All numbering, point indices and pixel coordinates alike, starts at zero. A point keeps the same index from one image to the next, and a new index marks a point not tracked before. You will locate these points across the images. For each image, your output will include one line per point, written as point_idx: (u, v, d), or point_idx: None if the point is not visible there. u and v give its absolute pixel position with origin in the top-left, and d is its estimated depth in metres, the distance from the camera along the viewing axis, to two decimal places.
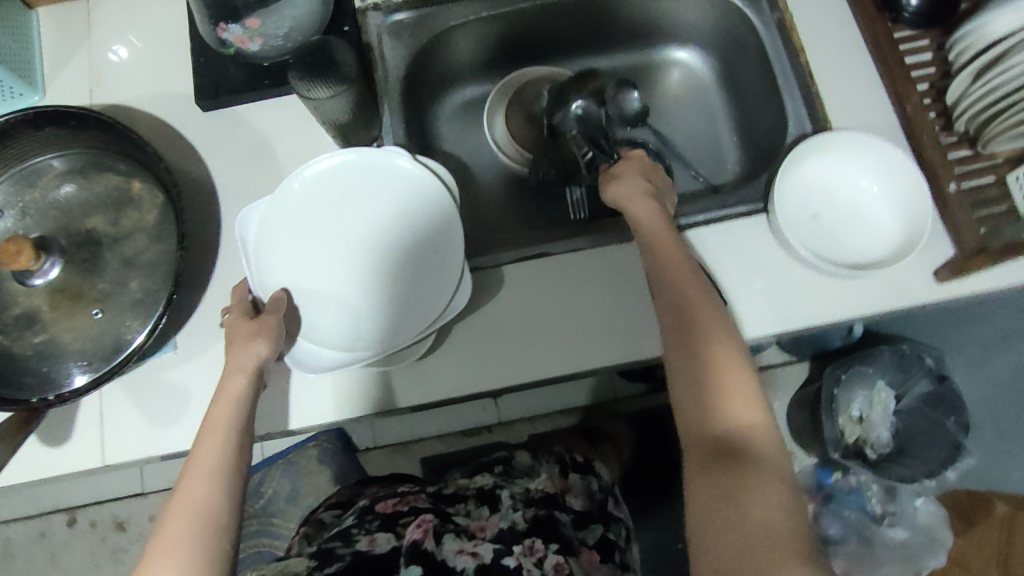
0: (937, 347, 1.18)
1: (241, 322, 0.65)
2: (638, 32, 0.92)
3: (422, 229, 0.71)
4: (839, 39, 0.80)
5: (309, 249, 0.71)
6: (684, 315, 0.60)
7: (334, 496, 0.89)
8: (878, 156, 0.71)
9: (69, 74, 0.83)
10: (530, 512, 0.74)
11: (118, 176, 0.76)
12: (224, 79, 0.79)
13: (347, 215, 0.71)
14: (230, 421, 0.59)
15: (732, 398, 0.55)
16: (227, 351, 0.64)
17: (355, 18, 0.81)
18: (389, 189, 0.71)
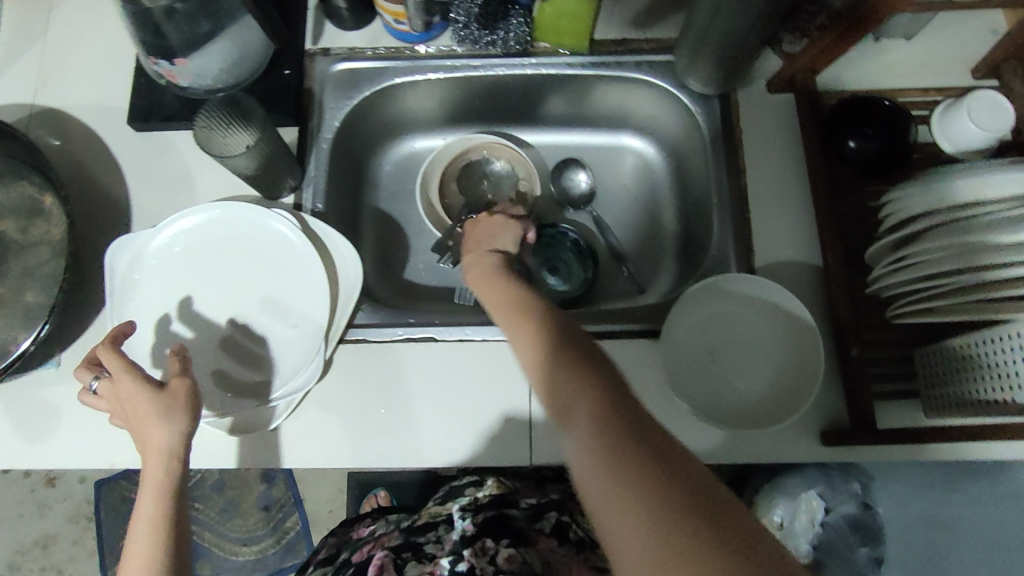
0: (869, 472, 1.00)
1: (142, 395, 0.55)
2: (596, 114, 0.90)
3: (290, 297, 0.75)
4: (781, 168, 0.78)
5: (184, 298, 0.74)
6: (522, 328, 0.53)
7: (320, 546, 0.79)
8: (753, 305, 0.71)
9: (16, 69, 0.84)
10: (480, 517, 0.67)
11: (36, 186, 0.77)
12: (159, 104, 0.79)
13: (230, 265, 0.75)
14: (159, 466, 0.54)
15: (580, 381, 0.46)
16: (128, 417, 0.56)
17: (298, 60, 0.81)
18: (278, 253, 0.75)
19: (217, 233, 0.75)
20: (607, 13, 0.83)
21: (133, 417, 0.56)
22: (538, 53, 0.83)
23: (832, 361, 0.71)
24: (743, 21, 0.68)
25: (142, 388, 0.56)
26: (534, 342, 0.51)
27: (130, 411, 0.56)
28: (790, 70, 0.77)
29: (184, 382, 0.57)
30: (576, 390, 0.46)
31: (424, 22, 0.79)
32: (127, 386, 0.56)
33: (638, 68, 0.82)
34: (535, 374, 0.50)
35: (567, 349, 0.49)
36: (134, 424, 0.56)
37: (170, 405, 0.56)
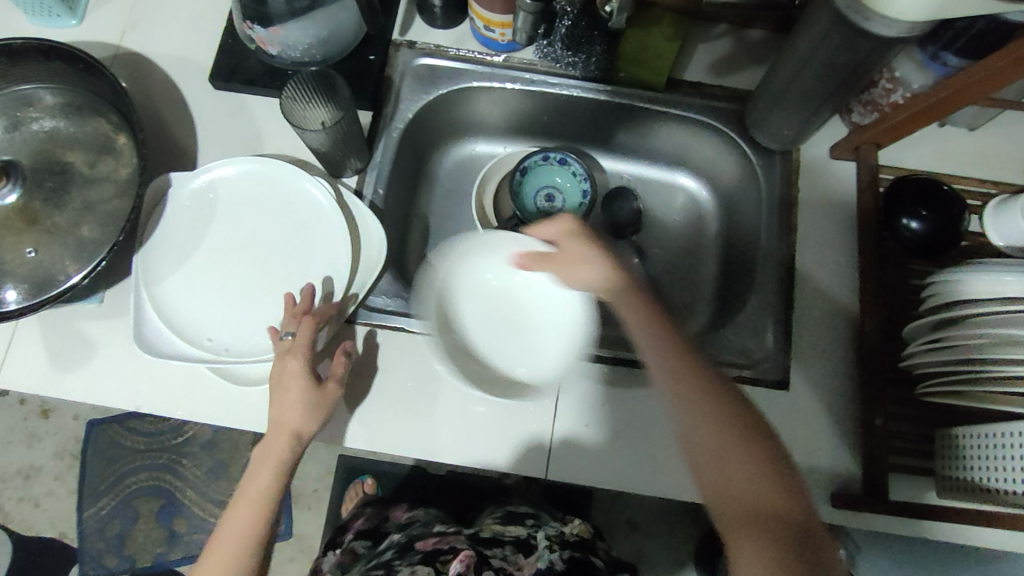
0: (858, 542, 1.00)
1: (304, 386, 0.67)
2: (655, 149, 0.92)
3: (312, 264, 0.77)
4: (831, 232, 0.80)
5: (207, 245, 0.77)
6: (646, 323, 0.61)
7: (358, 515, 0.87)
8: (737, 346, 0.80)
9: (108, 9, 0.86)
10: (566, 554, 0.68)
11: (109, 126, 0.79)
12: (242, 67, 0.81)
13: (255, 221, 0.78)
14: (283, 457, 0.67)
15: (745, 447, 0.54)
16: (283, 399, 0.67)
17: (384, 48, 0.83)
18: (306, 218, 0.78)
19: (249, 187, 0.78)
20: (686, 54, 0.86)
21: (287, 391, 0.67)
22: (615, 82, 0.84)
23: (851, 426, 0.73)
24: (823, 88, 0.70)
25: (303, 376, 0.67)
26: (685, 381, 0.57)
27: (285, 382, 0.67)
28: (856, 141, 0.79)
29: (335, 388, 0.69)
30: (745, 480, 0.53)
31: (529, 36, 0.82)
32: (294, 364, 0.68)
33: (707, 112, 0.84)
34: (687, 420, 0.56)
35: (720, 416, 0.56)
36: (281, 393, 0.67)
37: (315, 405, 0.67)
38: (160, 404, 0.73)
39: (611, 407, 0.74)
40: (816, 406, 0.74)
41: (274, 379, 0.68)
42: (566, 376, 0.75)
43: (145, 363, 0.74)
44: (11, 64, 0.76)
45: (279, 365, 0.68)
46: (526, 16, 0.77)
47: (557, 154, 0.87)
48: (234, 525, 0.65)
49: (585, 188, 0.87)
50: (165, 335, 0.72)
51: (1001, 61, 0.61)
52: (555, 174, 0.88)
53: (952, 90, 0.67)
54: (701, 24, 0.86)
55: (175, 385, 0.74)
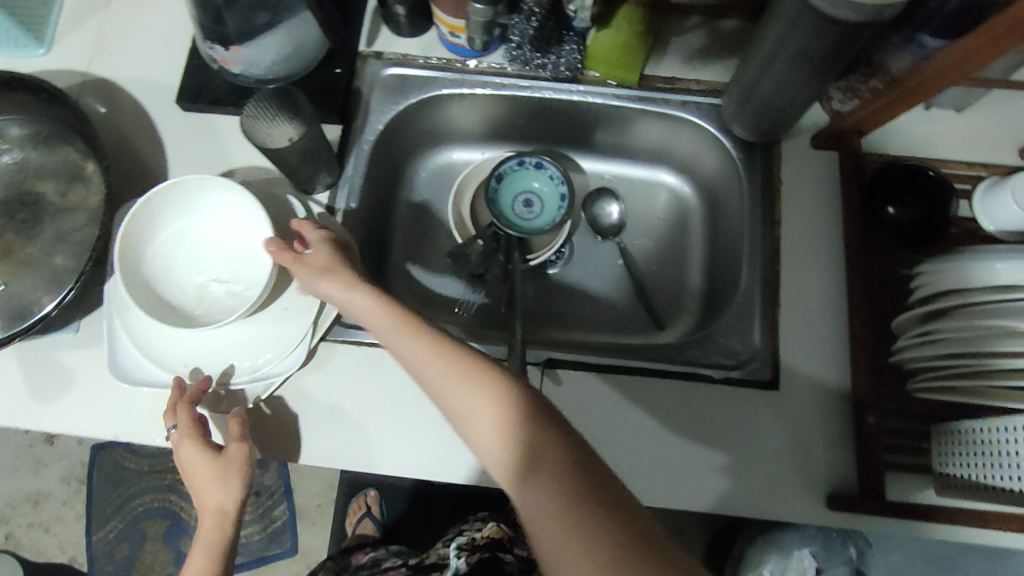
0: (866, 540, 0.97)
1: (204, 462, 0.62)
2: (635, 147, 0.90)
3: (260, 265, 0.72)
4: (817, 224, 0.77)
5: (168, 274, 0.71)
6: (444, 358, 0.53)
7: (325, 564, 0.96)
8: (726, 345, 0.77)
9: (75, 37, 0.85)
10: (474, 556, 0.76)
11: (77, 154, 0.78)
12: (209, 87, 0.81)
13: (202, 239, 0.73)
14: (221, 539, 0.61)
15: (557, 515, 0.44)
16: (195, 487, 0.62)
17: (350, 60, 0.81)
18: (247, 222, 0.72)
19: (211, 220, 0.72)
20: (660, 50, 0.84)
21: (194, 478, 0.63)
22: (586, 80, 0.83)
23: (844, 424, 0.71)
24: (796, 77, 0.68)
25: (199, 453, 0.62)
26: (492, 413, 0.50)
27: (189, 472, 0.63)
28: (836, 128, 0.76)
29: (241, 447, 0.63)
30: (567, 532, 0.43)
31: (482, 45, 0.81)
32: (188, 450, 0.63)
33: (684, 108, 0.82)
34: (531, 482, 0.46)
35: (534, 457, 0.47)
36: (191, 485, 0.62)
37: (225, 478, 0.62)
38: (139, 432, 0.73)
39: (595, 416, 0.72)
40: (808, 404, 0.72)
41: (181, 472, 0.64)
42: (548, 385, 0.73)
43: (122, 392, 0.73)
44: None
45: (178, 464, 0.64)
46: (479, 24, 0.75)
47: (533, 158, 0.85)
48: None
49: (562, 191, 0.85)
50: (137, 364, 0.71)
51: (973, 43, 0.59)
52: (533, 178, 0.86)
53: (930, 73, 0.65)
54: (672, 16, 0.84)
55: (154, 413, 0.73)
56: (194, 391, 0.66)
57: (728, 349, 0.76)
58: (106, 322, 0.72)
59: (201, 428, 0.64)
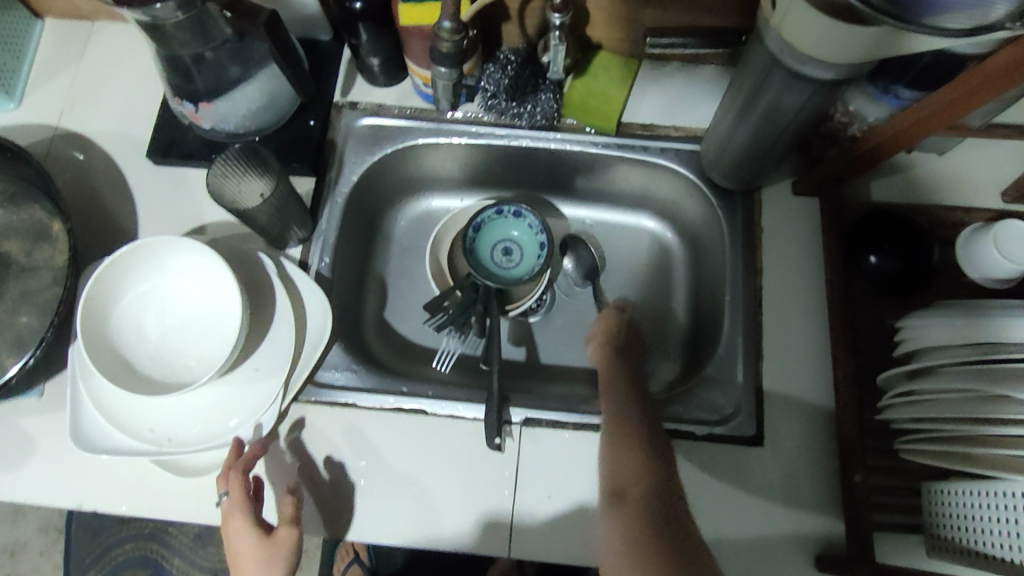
0: None
1: (254, 544, 0.62)
2: (614, 193, 0.89)
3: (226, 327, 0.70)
4: (798, 272, 0.76)
5: (133, 335, 0.69)
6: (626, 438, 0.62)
7: None
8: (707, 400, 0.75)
9: (46, 91, 0.84)
10: None
11: (45, 212, 0.77)
12: (180, 141, 0.80)
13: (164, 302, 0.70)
14: None
15: (642, 486, 0.57)
16: (239, 564, 0.63)
17: (323, 112, 0.81)
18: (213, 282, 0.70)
19: (177, 279, 0.71)
20: (638, 96, 0.83)
21: (239, 554, 0.63)
22: (564, 129, 0.82)
23: (831, 481, 0.69)
24: (773, 129, 0.67)
25: (249, 533, 0.63)
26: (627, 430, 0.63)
27: (237, 546, 0.63)
28: (816, 176, 0.75)
29: (289, 531, 0.63)
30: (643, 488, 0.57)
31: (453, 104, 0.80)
32: (238, 524, 0.63)
33: (663, 154, 0.81)
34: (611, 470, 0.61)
35: (640, 453, 0.60)
36: (237, 559, 0.63)
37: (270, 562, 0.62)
38: (104, 500, 0.70)
39: (575, 476, 0.70)
40: (794, 461, 0.70)
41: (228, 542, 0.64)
42: (525, 445, 0.72)
43: (86, 459, 0.71)
44: None
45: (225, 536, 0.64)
46: (445, 87, 0.74)
47: (511, 207, 0.84)
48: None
49: (540, 240, 0.84)
50: (101, 433, 0.68)
51: (946, 98, 0.59)
52: (511, 227, 0.85)
53: (905, 125, 0.64)
54: (648, 62, 0.83)
55: (120, 479, 0.71)
56: (249, 459, 0.66)
57: (711, 404, 0.73)
58: (69, 387, 0.70)
59: (252, 501, 0.64)
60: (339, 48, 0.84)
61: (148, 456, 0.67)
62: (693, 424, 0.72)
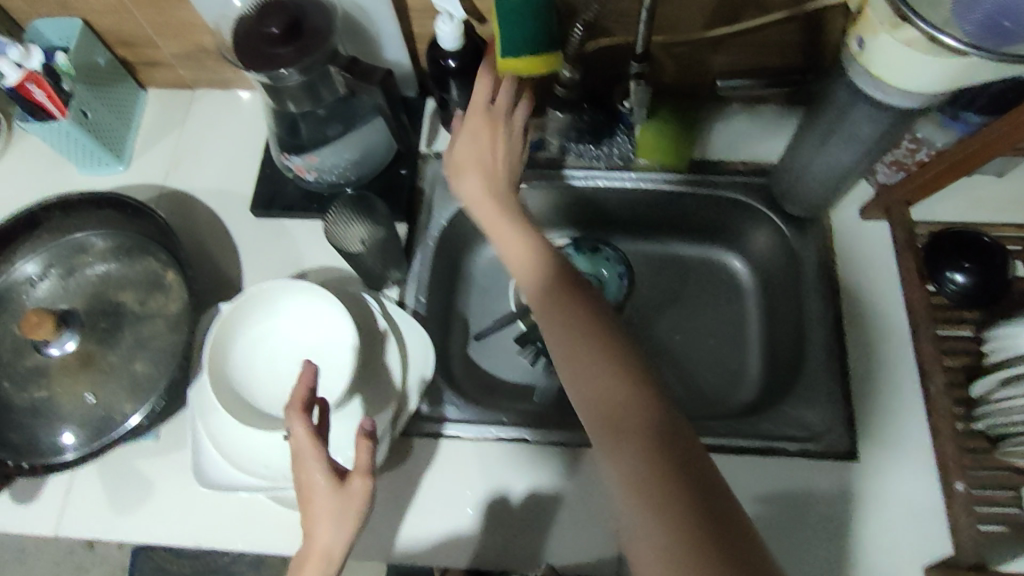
0: None
1: (327, 491, 0.58)
2: (683, 227, 0.93)
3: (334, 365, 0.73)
4: (875, 294, 0.79)
5: (251, 374, 0.73)
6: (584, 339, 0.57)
7: None
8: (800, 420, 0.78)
9: (151, 153, 0.91)
10: None
11: (157, 264, 0.82)
12: (281, 194, 0.85)
13: (277, 343, 0.74)
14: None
15: (622, 386, 0.54)
16: (308, 510, 0.59)
17: (414, 161, 0.86)
18: (321, 323, 0.74)
19: (287, 322, 0.74)
20: (705, 134, 0.88)
21: (309, 501, 0.59)
22: (638, 168, 0.86)
23: (932, 495, 0.70)
24: (848, 156, 0.71)
25: (321, 478, 0.59)
26: (591, 352, 0.56)
27: (308, 494, 0.59)
28: (885, 201, 0.79)
29: (363, 482, 0.59)
30: (640, 436, 0.51)
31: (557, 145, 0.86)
32: (310, 467, 0.59)
33: (733, 188, 0.85)
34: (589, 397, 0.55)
35: (620, 388, 0.54)
36: (307, 507, 0.59)
37: (344, 508, 0.58)
38: (221, 537, 0.73)
39: None
40: (892, 475, 0.71)
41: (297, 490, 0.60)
42: None
43: (202, 497, 0.74)
44: (65, 217, 0.80)
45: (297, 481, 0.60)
46: None
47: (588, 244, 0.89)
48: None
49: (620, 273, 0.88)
50: (220, 470, 0.71)
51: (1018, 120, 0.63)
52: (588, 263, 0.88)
53: (977, 147, 0.68)
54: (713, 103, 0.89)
55: (236, 516, 0.73)
56: (307, 396, 0.60)
57: (802, 421, 0.76)
58: (191, 426, 0.73)
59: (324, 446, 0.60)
60: (423, 103, 0.90)
61: (266, 492, 0.69)
62: (787, 443, 0.74)
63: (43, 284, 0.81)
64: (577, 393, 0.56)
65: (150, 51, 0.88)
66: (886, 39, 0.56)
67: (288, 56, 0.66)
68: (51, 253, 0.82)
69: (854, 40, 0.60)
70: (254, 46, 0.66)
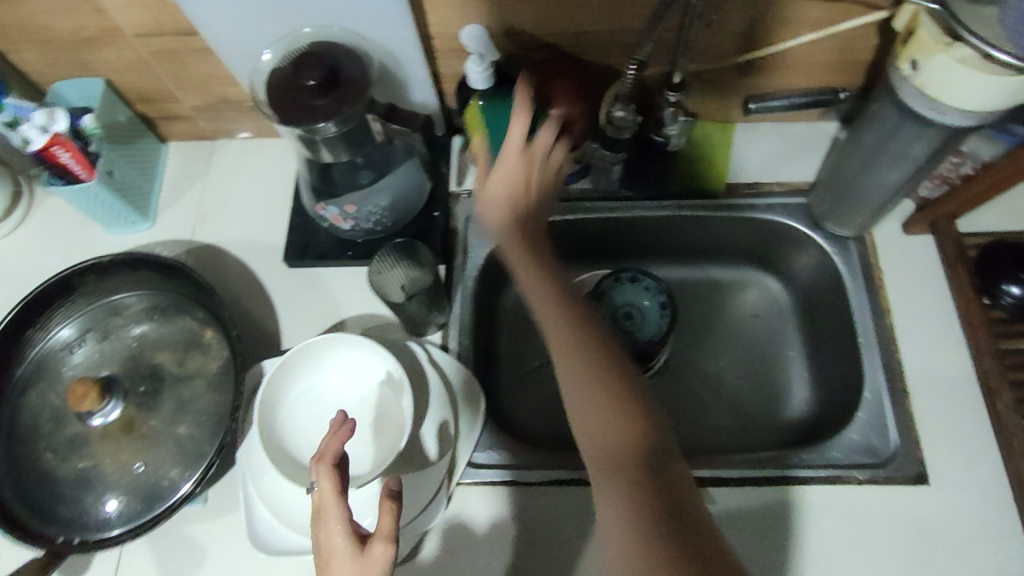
0: None
1: (345, 557, 0.52)
2: (719, 251, 0.92)
3: (385, 417, 0.72)
4: (927, 309, 0.78)
5: (300, 432, 0.71)
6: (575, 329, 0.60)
7: None
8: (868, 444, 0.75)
9: (177, 208, 0.90)
10: None
11: (194, 321, 0.80)
12: (313, 242, 0.84)
13: (326, 396, 0.73)
14: None
15: (605, 379, 0.57)
16: (321, 575, 0.53)
17: (446, 203, 0.85)
18: (370, 374, 0.73)
19: (336, 374, 0.73)
20: (738, 157, 0.87)
21: (326, 565, 0.53)
22: (673, 194, 0.85)
23: (1011, 515, 0.68)
24: (896, 176, 0.71)
25: (342, 539, 0.53)
26: (603, 388, 0.57)
27: (327, 556, 0.53)
28: (930, 215, 0.78)
29: (386, 551, 0.52)
30: (639, 475, 0.53)
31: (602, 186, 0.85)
32: (329, 527, 0.53)
33: (772, 209, 0.84)
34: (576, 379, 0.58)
35: (608, 383, 0.57)
36: (323, 573, 0.53)
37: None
38: None
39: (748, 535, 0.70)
40: (968, 498, 0.69)
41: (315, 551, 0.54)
42: None
43: (255, 563, 0.71)
44: (99, 279, 0.79)
45: (315, 541, 0.54)
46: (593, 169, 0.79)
47: (625, 275, 0.88)
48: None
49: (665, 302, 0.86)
50: (276, 533, 0.69)
51: None
52: (637, 294, 0.87)
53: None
54: (743, 124, 0.88)
55: None
56: (334, 446, 0.55)
57: (867, 446, 0.74)
58: (241, 488, 0.71)
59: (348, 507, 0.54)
60: (450, 141, 0.89)
61: None
62: (854, 468, 0.72)
63: (81, 348, 0.80)
64: (579, 405, 0.57)
65: (171, 105, 0.87)
66: (942, 60, 0.55)
67: (327, 107, 0.65)
68: (85, 317, 0.81)
69: (907, 62, 0.59)
70: (292, 99, 0.65)
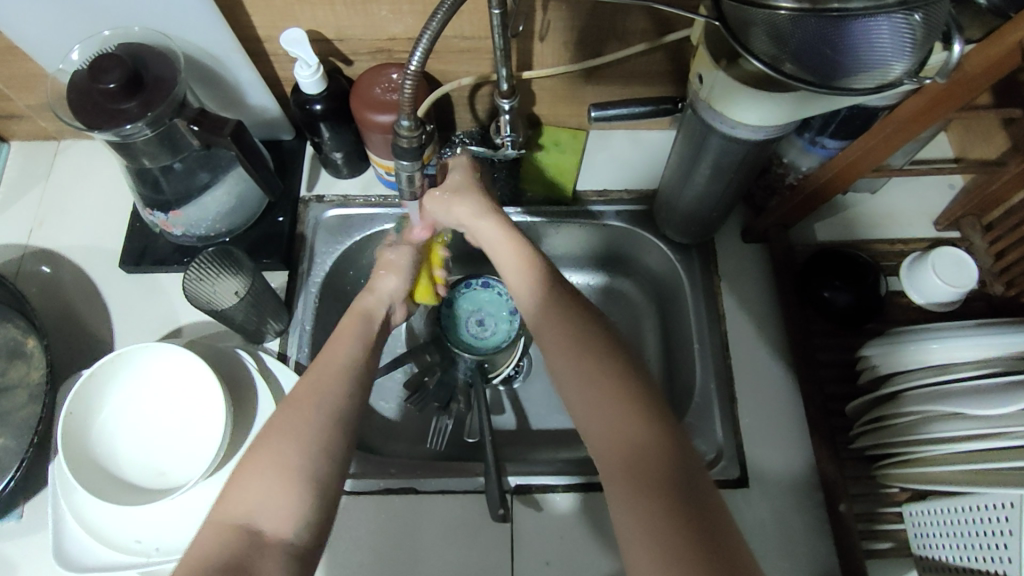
0: None
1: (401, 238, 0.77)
2: (577, 253, 0.92)
3: (205, 423, 0.70)
4: (758, 315, 0.80)
5: (113, 444, 0.69)
6: (556, 322, 0.61)
7: None
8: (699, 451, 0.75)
9: (13, 210, 0.86)
10: None
11: (18, 330, 0.77)
12: (152, 247, 0.81)
13: (142, 406, 0.70)
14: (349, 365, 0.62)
15: (602, 374, 0.56)
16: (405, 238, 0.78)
17: (292, 207, 0.83)
18: (188, 379, 0.71)
19: (151, 382, 0.71)
20: (589, 164, 0.88)
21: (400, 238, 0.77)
22: (523, 201, 0.86)
23: (820, 514, 0.71)
24: (718, 184, 0.73)
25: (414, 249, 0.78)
26: (597, 387, 0.55)
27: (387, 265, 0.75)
28: (762, 225, 0.80)
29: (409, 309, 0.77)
30: (657, 478, 0.50)
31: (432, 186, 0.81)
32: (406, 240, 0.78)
33: (618, 217, 0.86)
34: (573, 373, 0.57)
35: (600, 367, 0.57)
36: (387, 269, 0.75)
37: (361, 380, 0.62)
38: None
39: (572, 542, 0.70)
40: (782, 499, 0.72)
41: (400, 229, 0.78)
42: (524, 513, 0.72)
43: None
44: None
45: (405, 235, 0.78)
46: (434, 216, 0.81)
47: (478, 280, 0.87)
48: (323, 402, 0.58)
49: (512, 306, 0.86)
50: (85, 550, 0.66)
51: (872, 141, 0.64)
52: (484, 297, 0.87)
53: (835, 172, 0.69)
54: (596, 132, 0.89)
55: None
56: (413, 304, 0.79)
57: None
58: (51, 505, 0.68)
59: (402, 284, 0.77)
60: (302, 145, 0.88)
61: (137, 568, 0.65)
62: None
63: None
64: (587, 413, 0.55)
65: (2, 105, 0.83)
66: (720, 75, 0.58)
67: (132, 111, 0.63)
68: None
69: (695, 76, 0.62)
70: (92, 102, 0.63)
